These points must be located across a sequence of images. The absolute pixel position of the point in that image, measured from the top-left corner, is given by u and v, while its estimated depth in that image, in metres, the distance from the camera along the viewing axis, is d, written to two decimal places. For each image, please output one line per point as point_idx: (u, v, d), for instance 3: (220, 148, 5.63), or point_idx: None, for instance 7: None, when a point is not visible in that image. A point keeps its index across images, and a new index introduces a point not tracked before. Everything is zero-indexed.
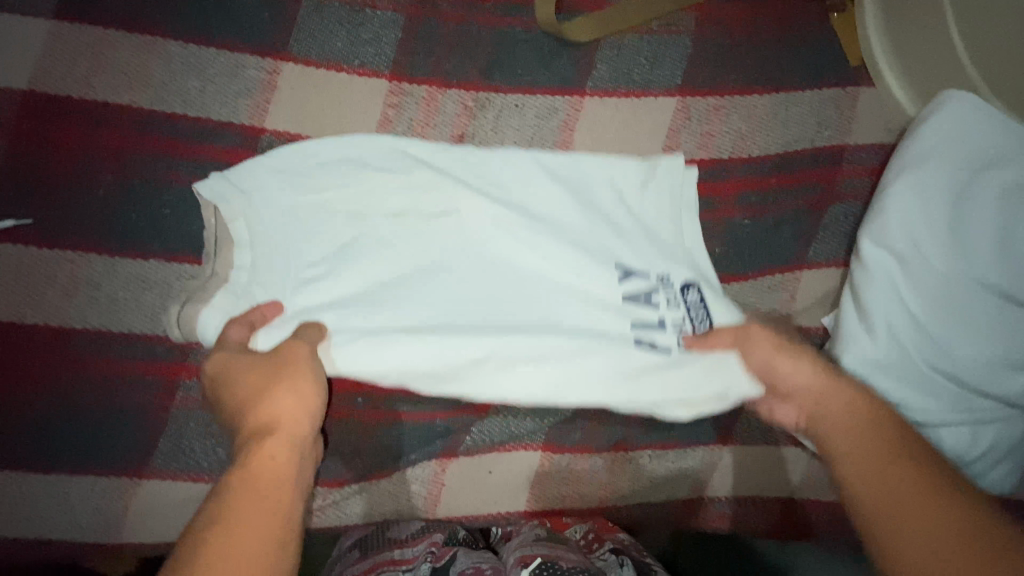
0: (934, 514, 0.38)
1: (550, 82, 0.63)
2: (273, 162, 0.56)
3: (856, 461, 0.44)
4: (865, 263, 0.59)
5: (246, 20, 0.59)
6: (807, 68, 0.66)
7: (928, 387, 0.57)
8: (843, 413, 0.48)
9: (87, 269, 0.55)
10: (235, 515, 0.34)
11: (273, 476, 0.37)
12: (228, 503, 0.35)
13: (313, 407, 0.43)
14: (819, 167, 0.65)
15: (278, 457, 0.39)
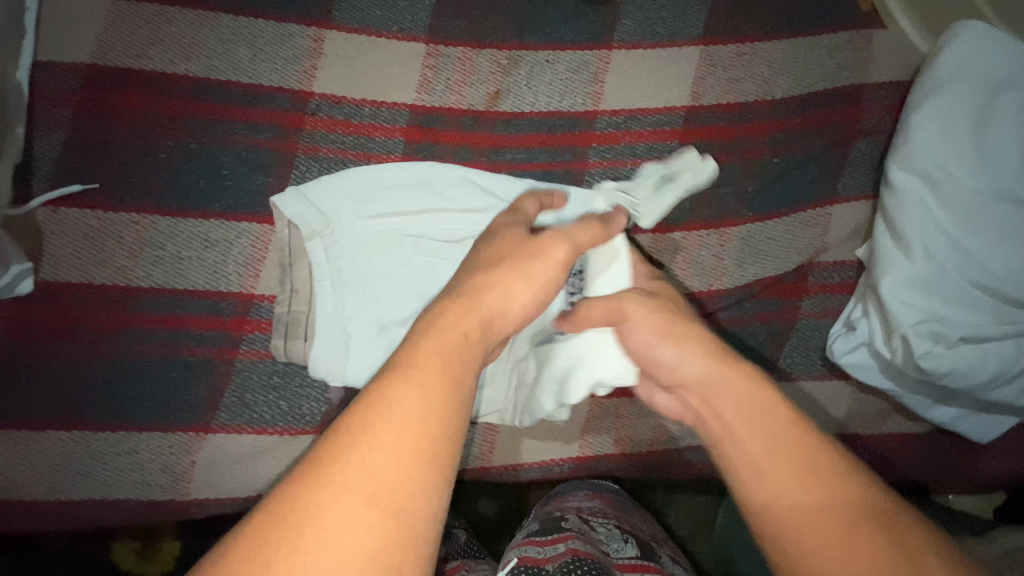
0: (864, 543, 0.35)
1: (577, 39, 0.66)
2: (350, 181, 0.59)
3: (753, 474, 0.40)
4: (895, 188, 0.61)
5: None
6: (821, 15, 0.69)
7: (968, 301, 0.59)
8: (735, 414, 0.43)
9: (151, 228, 0.57)
10: (379, 433, 0.32)
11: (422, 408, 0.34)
12: (374, 410, 0.33)
13: (520, 307, 0.45)
14: (840, 106, 0.68)
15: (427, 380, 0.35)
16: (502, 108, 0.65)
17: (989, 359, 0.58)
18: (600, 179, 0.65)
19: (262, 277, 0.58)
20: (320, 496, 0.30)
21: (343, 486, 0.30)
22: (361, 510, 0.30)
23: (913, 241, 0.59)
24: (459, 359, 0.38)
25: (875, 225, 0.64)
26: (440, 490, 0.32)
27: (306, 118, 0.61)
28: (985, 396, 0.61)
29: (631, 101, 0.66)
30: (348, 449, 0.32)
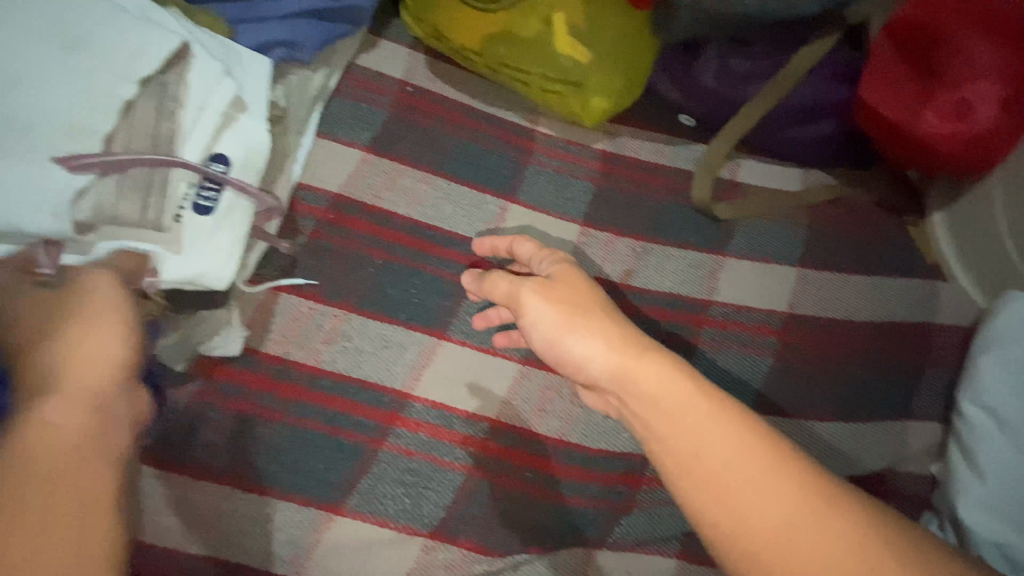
0: (793, 494, 0.42)
1: (695, 244, 0.84)
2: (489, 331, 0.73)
3: (691, 413, 0.47)
4: (970, 419, 0.71)
5: (492, 172, 0.82)
6: (893, 262, 0.85)
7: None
8: (668, 405, 0.48)
9: (348, 324, 0.70)
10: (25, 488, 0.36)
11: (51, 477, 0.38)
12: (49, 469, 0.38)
13: (113, 356, 0.46)
14: (912, 336, 0.80)
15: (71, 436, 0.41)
16: (634, 283, 0.80)
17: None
18: (708, 357, 0.77)
19: (421, 381, 0.69)
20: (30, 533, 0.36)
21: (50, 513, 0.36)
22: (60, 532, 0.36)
23: (981, 470, 0.68)
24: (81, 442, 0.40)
25: (948, 449, 0.73)
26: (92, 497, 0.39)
27: (485, 263, 0.76)
28: None
29: (738, 299, 0.80)
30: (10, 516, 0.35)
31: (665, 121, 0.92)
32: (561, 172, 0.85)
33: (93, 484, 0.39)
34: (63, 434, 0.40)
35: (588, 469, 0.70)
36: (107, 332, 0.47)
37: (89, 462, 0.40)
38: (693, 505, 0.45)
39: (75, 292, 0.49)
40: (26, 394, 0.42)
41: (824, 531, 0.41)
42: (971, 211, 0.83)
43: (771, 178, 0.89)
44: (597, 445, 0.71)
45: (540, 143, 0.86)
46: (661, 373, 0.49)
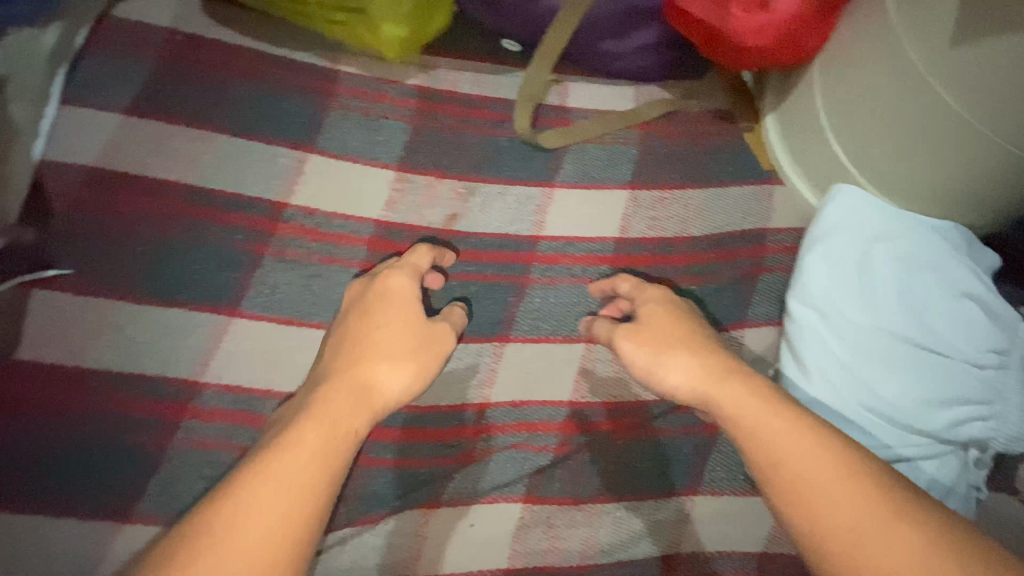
0: (862, 494, 0.46)
1: (524, 176, 0.79)
2: (292, 299, 0.66)
3: (738, 412, 0.54)
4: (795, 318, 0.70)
5: (285, 123, 0.73)
6: (727, 171, 0.83)
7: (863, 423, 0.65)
8: (750, 398, 0.54)
9: (120, 314, 0.62)
10: (242, 505, 0.46)
11: (286, 480, 0.48)
12: (267, 476, 0.48)
13: (409, 379, 0.60)
14: (749, 243, 0.79)
15: (306, 443, 0.51)
16: (458, 228, 0.74)
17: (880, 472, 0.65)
18: (540, 294, 0.75)
19: (213, 365, 0.62)
20: (187, 545, 0.45)
21: (291, 493, 0.48)
22: (254, 535, 0.45)
23: (802, 366, 0.68)
24: (345, 441, 0.53)
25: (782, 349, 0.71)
26: (320, 499, 0.49)
27: (280, 224, 0.68)
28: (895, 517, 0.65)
29: (568, 231, 0.77)
30: (217, 534, 0.45)
31: (485, 48, 0.84)
32: (369, 113, 0.77)
33: (301, 474, 0.49)
34: (305, 447, 0.51)
35: (418, 428, 0.68)
36: (386, 358, 0.60)
37: (319, 462, 0.50)
38: (782, 485, 0.49)
39: (348, 316, 0.64)
40: (282, 418, 0.58)
41: (896, 538, 0.43)
42: (798, 104, 0.80)
43: (601, 99, 0.85)
44: (429, 404, 0.69)
45: (344, 84, 0.77)
46: (746, 387, 0.55)
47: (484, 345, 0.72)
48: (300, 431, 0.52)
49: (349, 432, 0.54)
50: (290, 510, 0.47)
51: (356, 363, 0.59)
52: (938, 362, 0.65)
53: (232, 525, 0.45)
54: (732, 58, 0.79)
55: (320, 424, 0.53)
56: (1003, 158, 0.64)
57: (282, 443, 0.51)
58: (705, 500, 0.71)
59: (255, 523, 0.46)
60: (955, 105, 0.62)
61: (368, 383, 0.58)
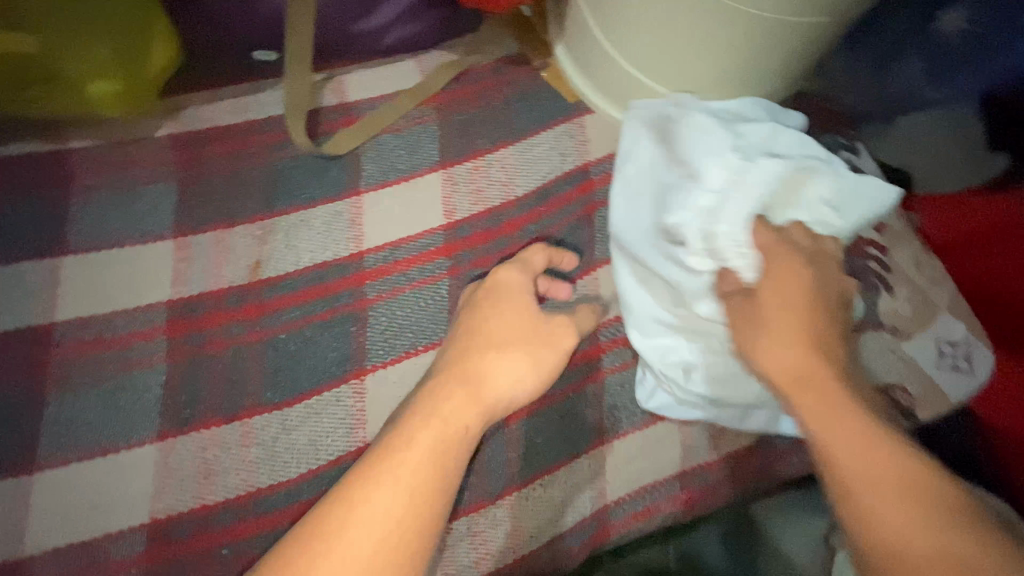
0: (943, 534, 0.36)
1: (326, 194, 0.71)
2: (97, 426, 0.57)
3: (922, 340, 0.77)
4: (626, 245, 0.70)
5: (20, 231, 0.62)
6: (533, 117, 0.80)
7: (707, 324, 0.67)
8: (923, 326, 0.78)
9: None
10: (358, 495, 0.43)
11: (410, 464, 0.45)
12: (376, 467, 0.45)
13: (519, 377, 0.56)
14: (574, 184, 0.76)
15: (421, 439, 0.47)
16: (266, 274, 0.66)
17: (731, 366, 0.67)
18: (384, 310, 0.67)
19: (28, 535, 0.54)
20: (314, 542, 0.41)
21: (403, 488, 0.44)
22: (375, 529, 0.42)
23: (632, 294, 0.70)
24: (460, 440, 0.49)
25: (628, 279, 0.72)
26: (438, 501, 0.45)
27: (53, 348, 0.59)
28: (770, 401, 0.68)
29: (391, 235, 0.71)
30: (335, 528, 0.42)
31: (232, 68, 0.75)
32: (123, 187, 0.67)
33: (419, 473, 0.45)
34: (419, 441, 0.47)
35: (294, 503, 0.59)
36: (506, 359, 0.56)
37: (438, 456, 0.47)
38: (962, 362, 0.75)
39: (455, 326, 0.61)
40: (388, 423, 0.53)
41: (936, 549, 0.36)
42: (573, 26, 0.77)
43: (382, 84, 0.78)
44: (292, 474, 0.60)
45: (82, 163, 0.67)
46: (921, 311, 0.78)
47: (341, 388, 0.64)
48: (410, 429, 0.48)
49: (462, 427, 0.50)
50: (406, 495, 0.44)
51: (474, 371, 0.55)
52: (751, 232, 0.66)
53: (349, 516, 0.42)
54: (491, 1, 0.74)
55: (440, 418, 0.49)
56: (774, 29, 0.62)
57: (401, 440, 0.47)
58: (613, 446, 0.70)
59: (366, 517, 0.42)
60: None
61: (489, 389, 0.54)
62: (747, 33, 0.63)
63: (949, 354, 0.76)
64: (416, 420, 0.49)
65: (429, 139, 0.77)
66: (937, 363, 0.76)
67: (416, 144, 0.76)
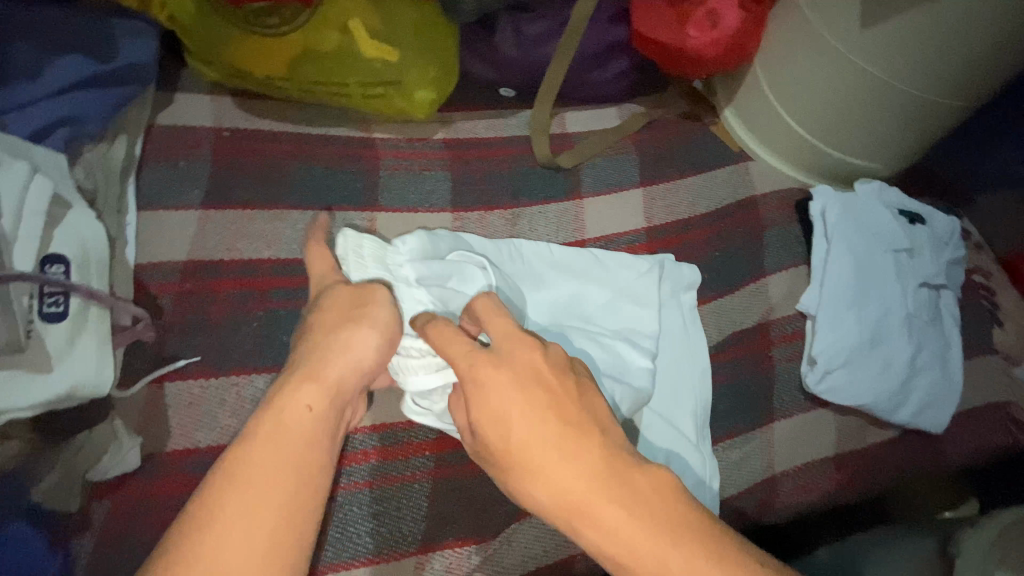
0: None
1: (556, 196, 0.91)
2: None
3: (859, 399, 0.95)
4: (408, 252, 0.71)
5: (346, 189, 0.80)
6: (711, 157, 0.99)
7: (890, 367, 0.83)
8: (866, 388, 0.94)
9: (248, 388, 0.65)
10: (233, 469, 0.46)
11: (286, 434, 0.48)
12: (242, 454, 0.47)
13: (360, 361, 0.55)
14: (746, 208, 0.94)
15: (298, 412, 0.50)
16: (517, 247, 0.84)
17: (922, 388, 0.83)
18: None
19: None
20: (231, 478, 0.45)
21: (241, 481, 0.45)
22: (248, 505, 0.44)
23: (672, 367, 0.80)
24: (300, 433, 0.49)
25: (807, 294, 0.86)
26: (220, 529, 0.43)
27: None
28: (950, 377, 0.85)
29: (606, 231, 0.90)
30: (233, 480, 0.45)
31: (488, 98, 0.97)
32: (413, 167, 0.85)
33: (258, 467, 0.46)
34: (281, 413, 0.49)
35: None
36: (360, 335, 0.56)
37: (283, 455, 0.47)
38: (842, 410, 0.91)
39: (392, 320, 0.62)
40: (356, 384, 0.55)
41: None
42: (747, 95, 1.00)
43: (593, 119, 1.00)
44: None
45: (383, 148, 0.85)
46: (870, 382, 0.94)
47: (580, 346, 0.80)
48: (269, 421, 0.49)
49: (305, 410, 0.50)
50: (225, 509, 0.43)
51: (317, 367, 0.53)
52: (880, 286, 0.86)
53: (223, 490, 0.45)
54: (697, 69, 0.97)
55: (309, 379, 0.52)
56: (937, 102, 0.84)
57: (278, 419, 0.49)
58: (781, 424, 0.83)
59: (239, 495, 0.44)
60: (876, 71, 0.82)
61: (342, 375, 0.54)
62: (902, 106, 0.85)
63: None
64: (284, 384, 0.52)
65: (632, 163, 0.96)
66: None
67: (621, 165, 0.95)
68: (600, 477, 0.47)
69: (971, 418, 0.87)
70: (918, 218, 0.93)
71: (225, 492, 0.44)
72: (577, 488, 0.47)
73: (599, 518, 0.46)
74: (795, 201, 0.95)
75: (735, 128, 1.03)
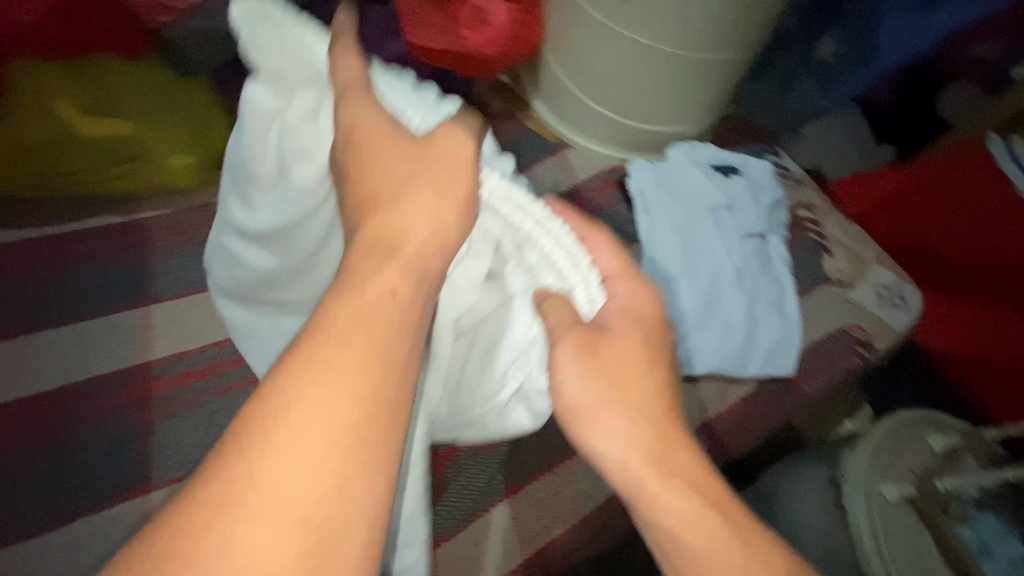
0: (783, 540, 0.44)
1: None
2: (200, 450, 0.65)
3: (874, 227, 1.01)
4: (251, 87, 0.54)
5: (113, 289, 0.71)
6: (528, 152, 0.96)
7: (730, 326, 0.83)
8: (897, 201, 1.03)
9: (18, 553, 0.56)
10: (228, 454, 0.28)
11: (380, 310, 0.33)
12: (275, 378, 0.30)
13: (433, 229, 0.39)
14: (569, 199, 0.92)
15: (384, 284, 0.35)
16: None
17: (765, 339, 0.84)
18: None
19: None
20: (228, 464, 0.28)
21: (335, 398, 0.30)
22: (256, 501, 0.27)
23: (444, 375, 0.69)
24: (393, 320, 0.33)
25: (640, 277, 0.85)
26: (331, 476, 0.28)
27: (156, 381, 0.67)
28: (790, 319, 0.87)
29: None
30: (248, 456, 0.28)
31: None
32: (195, 242, 0.76)
33: (332, 383, 0.30)
34: (377, 283, 0.34)
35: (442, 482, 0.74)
36: (423, 194, 0.40)
37: (364, 351, 0.31)
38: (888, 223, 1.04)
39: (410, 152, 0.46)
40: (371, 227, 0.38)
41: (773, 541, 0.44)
42: (549, 85, 0.97)
43: None
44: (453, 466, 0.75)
45: (154, 227, 0.75)
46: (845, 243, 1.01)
47: None
48: (341, 305, 0.33)
49: (386, 295, 0.34)
50: (292, 461, 0.28)
51: (391, 244, 0.37)
52: (705, 249, 0.86)
53: (249, 467, 0.27)
54: (488, 68, 0.93)
55: (385, 251, 0.36)
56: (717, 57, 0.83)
57: (377, 300, 0.34)
58: None
59: (271, 477, 0.27)
60: (651, 41, 0.81)
61: (393, 232, 0.38)
62: (687, 70, 0.85)
63: (887, 295, 0.94)
64: (351, 268, 0.35)
65: None
66: (880, 302, 0.93)
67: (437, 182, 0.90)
68: (649, 443, 0.45)
69: (819, 352, 0.89)
70: (732, 171, 0.95)
71: (264, 425, 0.28)
72: (624, 452, 0.45)
73: (676, 465, 0.45)
74: (618, 179, 0.93)
75: (548, 119, 1.01)
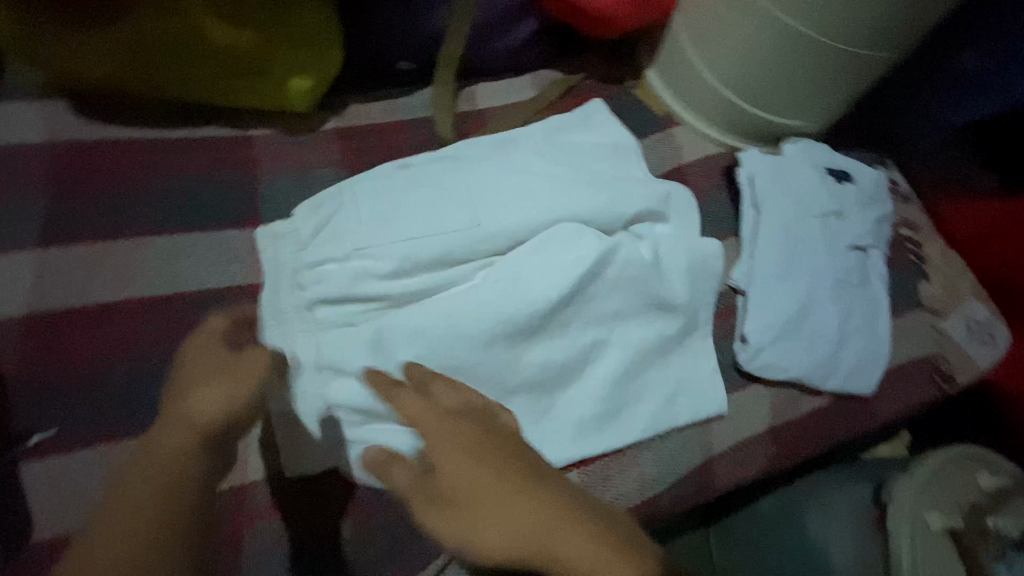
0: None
1: None
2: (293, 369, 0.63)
3: None
4: None
5: (220, 205, 0.70)
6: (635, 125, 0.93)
7: (819, 336, 0.82)
8: None
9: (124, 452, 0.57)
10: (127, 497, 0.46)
11: (172, 438, 0.49)
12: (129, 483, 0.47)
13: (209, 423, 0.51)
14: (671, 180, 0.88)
15: (171, 442, 0.49)
16: None
17: (847, 355, 0.83)
18: None
19: None
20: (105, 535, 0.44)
21: (142, 487, 0.46)
22: (122, 550, 0.43)
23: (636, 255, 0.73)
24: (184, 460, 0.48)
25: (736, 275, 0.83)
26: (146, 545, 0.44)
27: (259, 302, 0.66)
28: (874, 339, 0.85)
29: None
30: (129, 511, 0.45)
31: (385, 81, 0.85)
32: (299, 171, 0.75)
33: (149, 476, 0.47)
34: (167, 447, 0.49)
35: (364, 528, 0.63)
36: (218, 392, 0.51)
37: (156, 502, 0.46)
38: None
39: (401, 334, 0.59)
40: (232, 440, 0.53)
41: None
42: (671, 58, 0.92)
43: (508, 93, 0.91)
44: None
45: (262, 150, 0.75)
46: None
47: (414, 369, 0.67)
48: (169, 422, 0.50)
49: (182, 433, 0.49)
50: (127, 506, 0.45)
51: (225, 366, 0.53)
52: (807, 255, 0.84)
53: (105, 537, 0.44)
54: (605, 27, 0.88)
55: (180, 430, 0.50)
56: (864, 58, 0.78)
57: (154, 447, 0.49)
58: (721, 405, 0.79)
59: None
60: (800, 27, 0.75)
61: (202, 426, 0.50)
62: (826, 62, 0.79)
63: (977, 329, 0.91)
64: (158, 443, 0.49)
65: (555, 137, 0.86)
66: (968, 336, 0.91)
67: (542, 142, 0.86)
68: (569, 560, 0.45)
69: (901, 377, 0.87)
70: (845, 175, 0.90)
71: (113, 516, 0.45)
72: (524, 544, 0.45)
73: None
74: (723, 166, 0.91)
75: (661, 93, 0.96)
